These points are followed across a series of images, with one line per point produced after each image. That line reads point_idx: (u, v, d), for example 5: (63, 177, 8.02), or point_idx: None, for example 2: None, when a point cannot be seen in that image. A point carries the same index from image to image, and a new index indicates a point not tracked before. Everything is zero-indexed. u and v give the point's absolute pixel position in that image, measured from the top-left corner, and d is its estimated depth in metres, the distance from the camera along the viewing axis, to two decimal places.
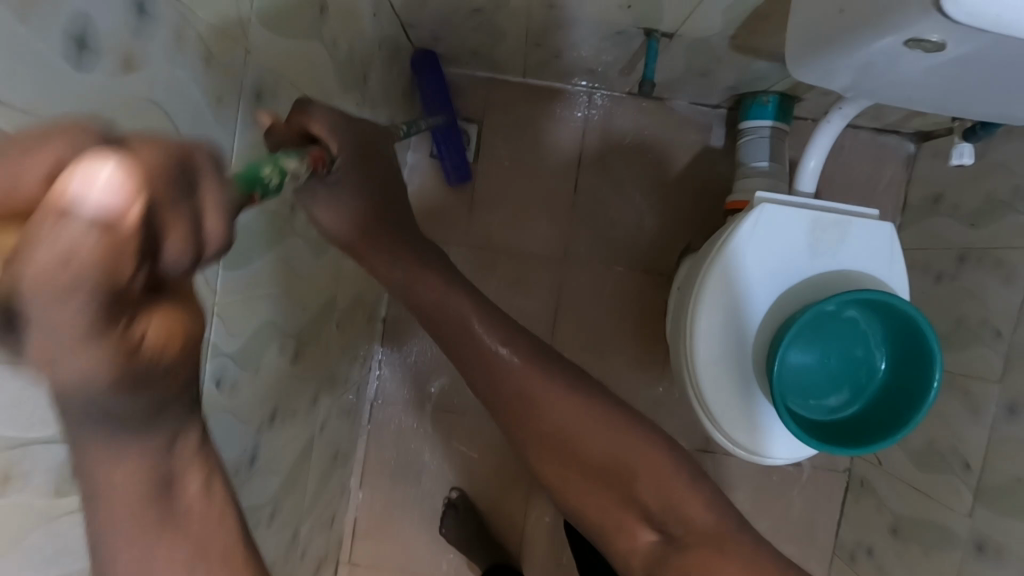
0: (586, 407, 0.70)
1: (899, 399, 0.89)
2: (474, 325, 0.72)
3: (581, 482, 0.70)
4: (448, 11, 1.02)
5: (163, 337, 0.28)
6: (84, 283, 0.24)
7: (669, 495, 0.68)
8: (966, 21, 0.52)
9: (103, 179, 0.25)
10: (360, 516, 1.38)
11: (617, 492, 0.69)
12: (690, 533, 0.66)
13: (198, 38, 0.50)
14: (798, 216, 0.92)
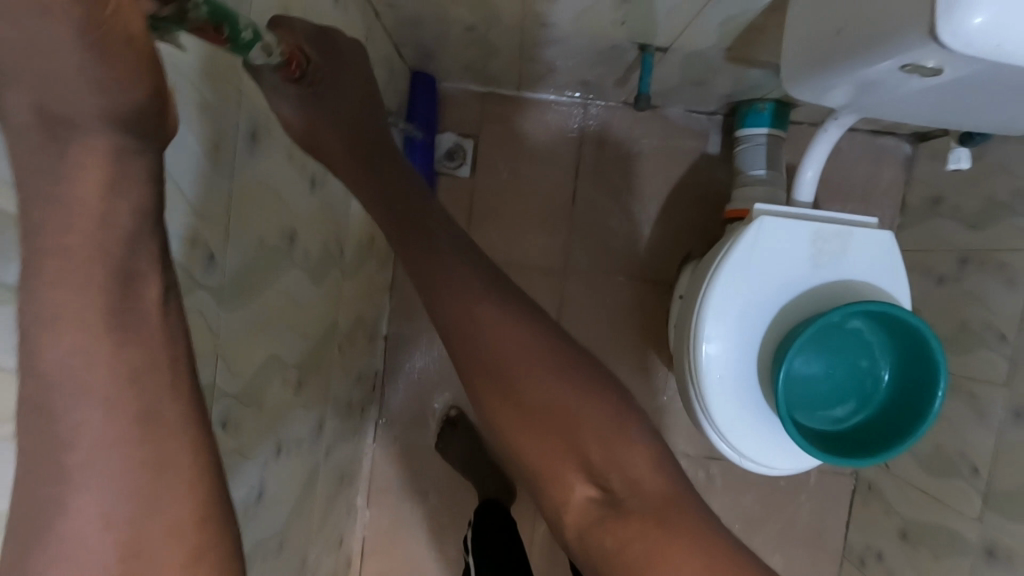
0: (549, 350, 0.59)
1: (905, 410, 0.89)
2: (434, 236, 0.63)
3: (522, 425, 0.58)
4: (442, 30, 1.02)
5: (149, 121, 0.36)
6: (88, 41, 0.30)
7: (616, 453, 0.58)
8: (965, 52, 0.52)
9: None
10: (368, 535, 1.37)
11: (564, 447, 0.58)
12: (635, 503, 0.57)
13: (193, 89, 0.49)
14: (798, 228, 0.92)
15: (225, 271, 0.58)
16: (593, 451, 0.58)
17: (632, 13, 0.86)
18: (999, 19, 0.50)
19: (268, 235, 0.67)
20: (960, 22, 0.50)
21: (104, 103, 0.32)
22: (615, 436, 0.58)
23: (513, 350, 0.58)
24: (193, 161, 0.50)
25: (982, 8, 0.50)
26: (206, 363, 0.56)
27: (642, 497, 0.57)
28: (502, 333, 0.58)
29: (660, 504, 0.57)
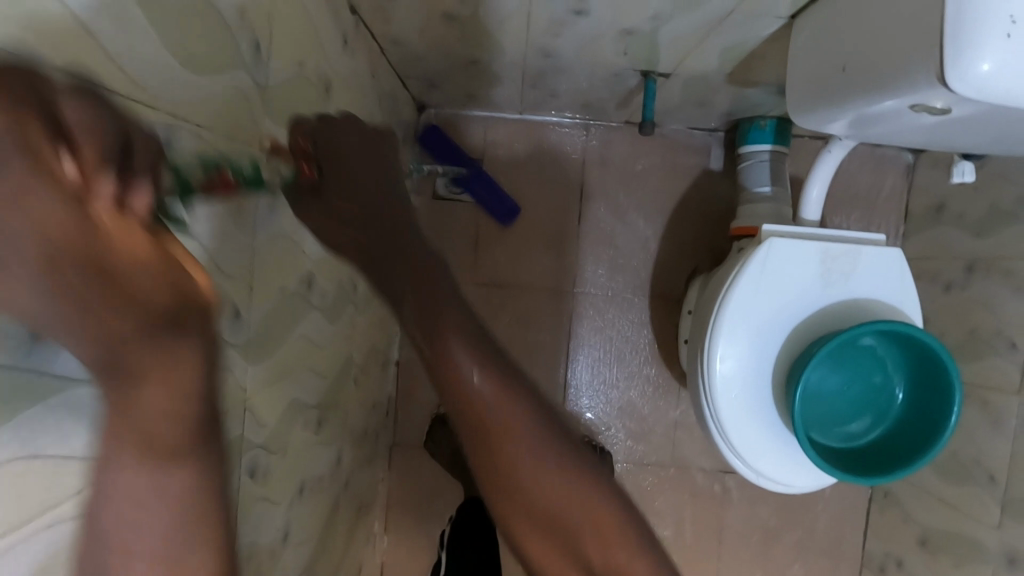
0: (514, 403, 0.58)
1: (921, 426, 0.89)
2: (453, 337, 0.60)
3: (528, 526, 0.58)
4: (445, 64, 1.03)
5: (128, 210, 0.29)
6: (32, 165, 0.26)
7: (612, 557, 0.58)
8: (973, 96, 0.53)
9: None
10: (387, 561, 1.37)
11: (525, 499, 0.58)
12: None
13: (217, 156, 0.49)
14: (808, 248, 0.93)
15: (249, 329, 0.59)
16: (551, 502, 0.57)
17: (636, 44, 0.86)
18: (1008, 65, 0.51)
19: (288, 284, 0.68)
20: (966, 68, 0.52)
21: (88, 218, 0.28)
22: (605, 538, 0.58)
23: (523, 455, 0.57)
24: (220, 228, 0.50)
25: (988, 55, 0.51)
26: (234, 417, 0.57)
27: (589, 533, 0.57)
28: (467, 376, 0.58)
29: None
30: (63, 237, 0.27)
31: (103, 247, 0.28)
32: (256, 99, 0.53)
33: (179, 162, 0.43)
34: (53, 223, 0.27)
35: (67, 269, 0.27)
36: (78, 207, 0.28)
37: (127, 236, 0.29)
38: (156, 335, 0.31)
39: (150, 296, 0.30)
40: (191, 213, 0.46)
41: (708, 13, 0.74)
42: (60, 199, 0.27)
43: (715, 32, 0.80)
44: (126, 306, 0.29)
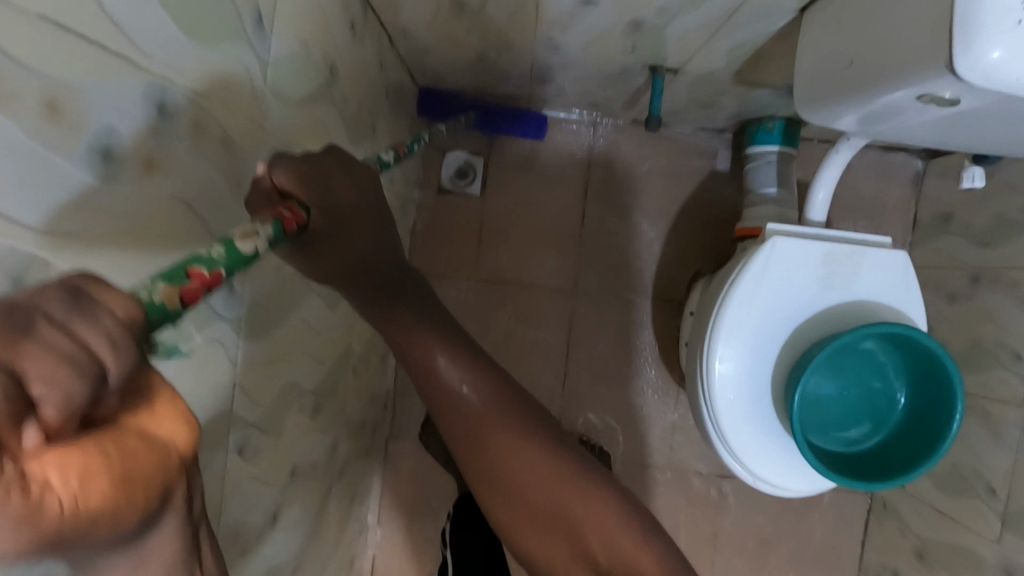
0: (535, 418, 0.65)
1: (923, 431, 0.88)
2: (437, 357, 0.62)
3: (528, 522, 0.62)
4: (452, 56, 1.03)
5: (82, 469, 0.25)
6: None
7: (602, 526, 0.61)
8: (981, 84, 0.53)
9: None
10: (379, 554, 1.36)
11: (554, 524, 0.61)
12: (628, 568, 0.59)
13: (217, 125, 0.48)
14: (810, 250, 0.92)
15: (242, 305, 0.58)
16: (578, 525, 0.61)
17: (644, 39, 0.86)
18: (1018, 53, 0.51)
19: (287, 264, 0.68)
20: (976, 58, 0.52)
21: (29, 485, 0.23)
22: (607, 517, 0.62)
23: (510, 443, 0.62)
24: (219, 197, 0.50)
25: (999, 43, 0.51)
26: (222, 394, 0.56)
27: (624, 563, 0.59)
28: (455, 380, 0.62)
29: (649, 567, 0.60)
30: (23, 536, 0.22)
31: (68, 513, 0.24)
32: (259, 73, 0.53)
33: (175, 125, 0.43)
34: (6, 535, 0.22)
35: (27, 552, 0.23)
36: (29, 489, 0.23)
37: (92, 486, 0.25)
38: (133, 539, 0.28)
39: (122, 518, 0.26)
40: (184, 178, 0.45)
41: (716, 8, 0.74)
42: (10, 501, 0.22)
43: (723, 28, 0.80)
44: (102, 542, 0.26)
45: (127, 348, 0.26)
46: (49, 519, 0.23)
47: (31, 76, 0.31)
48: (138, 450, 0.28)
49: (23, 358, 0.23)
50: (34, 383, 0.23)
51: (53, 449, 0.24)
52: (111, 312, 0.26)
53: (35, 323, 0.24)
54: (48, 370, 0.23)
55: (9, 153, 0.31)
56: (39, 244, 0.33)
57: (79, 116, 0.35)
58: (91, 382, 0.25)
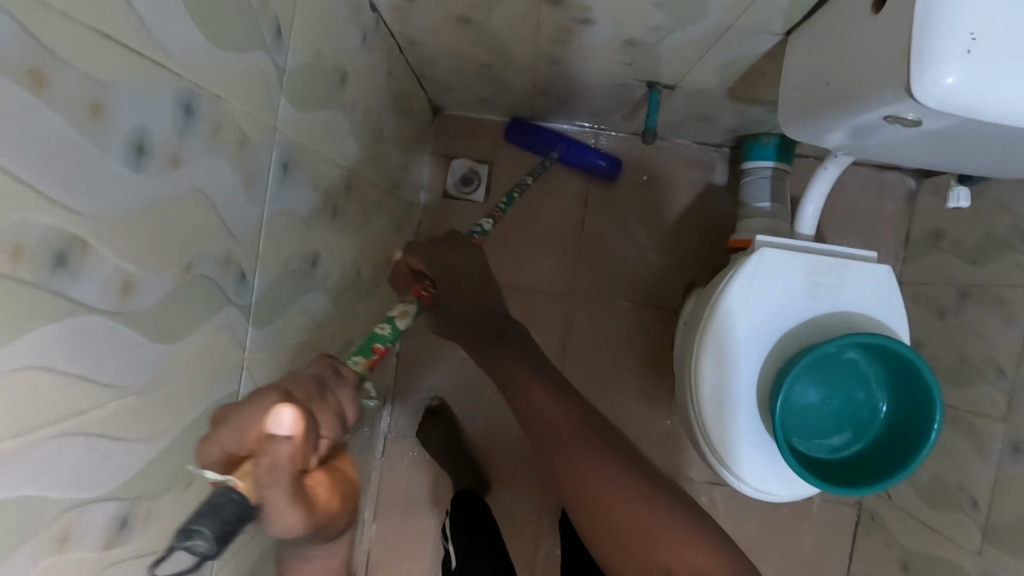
0: (594, 427, 0.79)
1: (903, 439, 0.91)
2: (513, 367, 0.88)
3: (581, 497, 0.74)
4: (460, 67, 1.08)
5: (326, 490, 0.41)
6: (288, 474, 0.37)
7: (635, 499, 0.72)
8: (936, 107, 0.57)
9: (285, 423, 0.38)
10: (373, 549, 1.39)
11: (602, 499, 0.72)
12: (653, 536, 0.69)
13: (233, 127, 0.52)
14: (796, 261, 0.95)
15: (252, 294, 0.61)
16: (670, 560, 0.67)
17: (640, 55, 0.90)
18: (968, 79, 0.55)
19: (294, 260, 0.71)
20: (932, 83, 0.56)
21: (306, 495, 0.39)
22: (639, 493, 0.73)
23: (565, 429, 0.78)
24: (232, 192, 0.54)
25: (952, 69, 0.55)
26: (230, 375, 0.58)
27: (651, 531, 0.69)
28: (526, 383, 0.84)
29: (661, 534, 0.69)
30: (303, 520, 0.39)
31: (321, 511, 0.40)
32: (275, 79, 0.57)
33: (198, 125, 0.47)
34: (296, 517, 0.38)
35: (299, 532, 0.39)
36: (311, 498, 0.39)
37: (332, 498, 0.41)
38: (328, 538, 0.43)
39: (339, 523, 0.42)
40: (203, 172, 0.49)
41: (707, 28, 0.78)
42: (300, 501, 0.38)
43: (715, 47, 0.83)
44: (328, 533, 0.42)
45: (355, 406, 0.48)
46: (315, 514, 0.39)
47: (82, 76, 0.35)
48: (346, 480, 0.43)
49: (318, 409, 0.44)
50: (321, 429, 0.43)
51: (317, 469, 0.41)
52: (350, 383, 0.49)
53: (326, 390, 0.46)
54: (328, 420, 0.44)
55: (59, 147, 0.34)
56: (77, 225, 0.36)
57: (117, 112, 0.38)
58: (341, 432, 0.45)
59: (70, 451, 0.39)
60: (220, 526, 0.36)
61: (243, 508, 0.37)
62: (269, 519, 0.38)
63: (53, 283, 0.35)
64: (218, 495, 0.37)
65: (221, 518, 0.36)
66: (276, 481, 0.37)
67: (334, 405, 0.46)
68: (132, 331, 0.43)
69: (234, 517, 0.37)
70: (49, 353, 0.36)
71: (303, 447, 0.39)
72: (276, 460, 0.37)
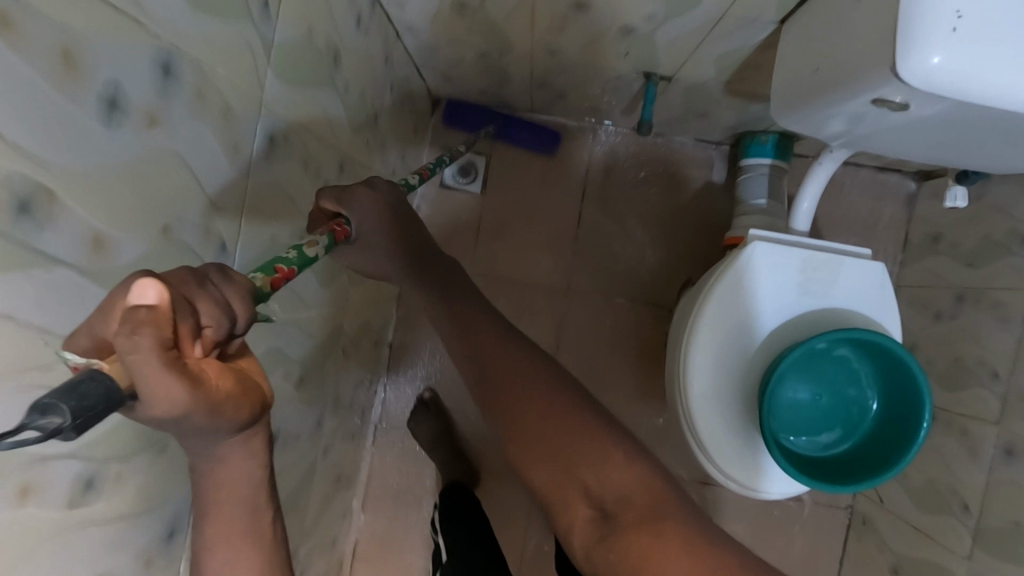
0: (555, 383, 0.72)
1: (892, 438, 0.90)
2: (466, 314, 0.82)
3: (537, 458, 0.68)
4: (457, 56, 1.08)
5: (215, 372, 0.36)
6: (156, 343, 0.31)
7: (604, 467, 0.66)
8: (921, 85, 0.58)
9: (148, 292, 0.33)
10: (360, 539, 1.39)
11: (562, 463, 0.67)
12: (627, 511, 0.63)
13: (216, 94, 0.52)
14: (788, 256, 0.95)
15: (234, 266, 0.61)
16: (589, 476, 0.66)
17: (636, 45, 0.90)
18: (951, 61, 0.55)
19: (280, 237, 0.71)
20: (917, 61, 0.56)
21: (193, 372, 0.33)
22: (615, 466, 0.66)
23: (522, 384, 0.71)
24: (214, 158, 0.54)
25: (937, 49, 0.55)
26: None
27: (626, 501, 0.64)
28: (479, 332, 0.79)
29: (645, 506, 0.63)
30: (192, 397, 0.33)
31: (213, 388, 0.35)
32: (261, 50, 0.58)
33: (178, 87, 0.47)
34: (179, 396, 0.32)
35: (189, 413, 0.33)
36: (195, 373, 0.34)
37: (224, 380, 0.36)
38: (238, 431, 0.39)
39: (240, 411, 0.37)
40: (183, 135, 0.49)
41: (701, 15, 0.78)
42: (183, 374, 0.32)
43: (710, 37, 0.83)
44: (228, 423, 0.37)
45: (250, 303, 0.41)
46: (206, 389, 0.34)
47: (52, 27, 0.35)
48: (244, 373, 0.39)
49: (195, 298, 0.37)
50: (201, 314, 0.37)
51: (201, 356, 0.36)
52: (238, 277, 0.43)
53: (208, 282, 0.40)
54: (210, 308, 0.37)
55: (26, 96, 0.34)
56: (43, 174, 0.36)
57: (90, 64, 0.38)
58: (229, 325, 0.39)
59: (31, 404, 0.39)
60: (82, 404, 0.29)
61: (110, 390, 0.30)
62: (141, 402, 0.32)
63: (17, 230, 0.35)
64: (83, 378, 0.30)
65: (80, 396, 0.29)
66: (141, 351, 0.31)
67: (218, 293, 0.39)
68: (101, 288, 0.43)
69: (100, 397, 0.29)
70: (11, 301, 0.36)
71: (170, 319, 0.33)
72: (139, 327, 0.31)
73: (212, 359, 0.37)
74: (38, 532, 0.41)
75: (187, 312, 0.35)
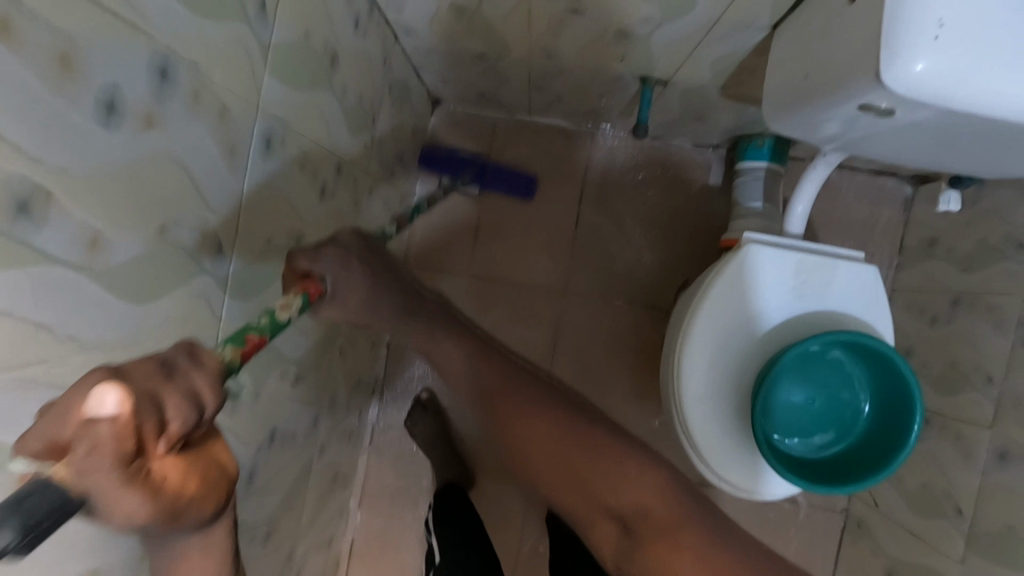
0: (555, 409, 0.85)
1: (885, 440, 0.90)
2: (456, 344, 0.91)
3: (557, 479, 0.81)
4: (456, 58, 1.09)
5: (176, 473, 0.38)
6: (112, 457, 0.34)
7: (618, 488, 0.78)
8: (906, 94, 0.59)
9: (108, 402, 0.35)
10: (357, 538, 1.39)
11: (579, 484, 0.79)
12: (649, 526, 0.76)
13: (213, 96, 0.53)
14: (782, 260, 0.95)
15: (231, 265, 0.62)
16: (608, 496, 0.78)
17: (632, 48, 0.90)
18: (938, 68, 0.56)
19: (276, 236, 0.71)
20: (901, 70, 0.57)
21: (150, 485, 0.36)
22: (630, 487, 0.78)
23: (527, 413, 0.84)
24: (211, 160, 0.54)
25: (922, 56, 0.56)
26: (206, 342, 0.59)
27: (647, 517, 0.76)
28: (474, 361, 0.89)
29: (663, 520, 0.76)
30: (145, 507, 0.36)
31: (172, 493, 0.37)
32: (258, 52, 0.58)
33: (176, 89, 0.48)
34: (130, 507, 0.35)
35: (142, 521, 0.36)
36: (154, 483, 0.36)
37: (187, 482, 0.38)
38: (203, 524, 0.43)
39: (198, 509, 0.40)
40: (180, 137, 0.50)
41: (696, 19, 0.78)
42: (136, 488, 0.35)
43: (705, 40, 0.84)
44: (189, 521, 0.40)
45: (221, 388, 0.43)
46: (163, 498, 0.37)
47: (50, 31, 0.36)
48: (211, 467, 0.41)
49: (164, 395, 0.38)
50: (168, 412, 0.38)
51: (166, 457, 0.38)
52: (211, 359, 0.44)
53: (177, 371, 0.41)
54: (178, 404, 0.39)
55: (24, 99, 0.35)
56: (41, 174, 0.37)
57: (87, 68, 0.39)
58: (198, 415, 0.40)
59: (28, 398, 0.40)
60: (30, 520, 0.30)
61: (64, 500, 0.32)
62: (99, 508, 0.35)
63: (15, 229, 0.36)
64: (34, 484, 0.31)
65: (27, 511, 0.30)
66: (99, 466, 0.33)
67: (187, 382, 0.41)
68: (98, 286, 0.44)
69: (49, 511, 0.31)
70: (9, 297, 0.37)
71: (131, 433, 0.35)
72: (95, 443, 0.33)
73: (176, 462, 0.38)
74: None
75: (152, 412, 0.37)
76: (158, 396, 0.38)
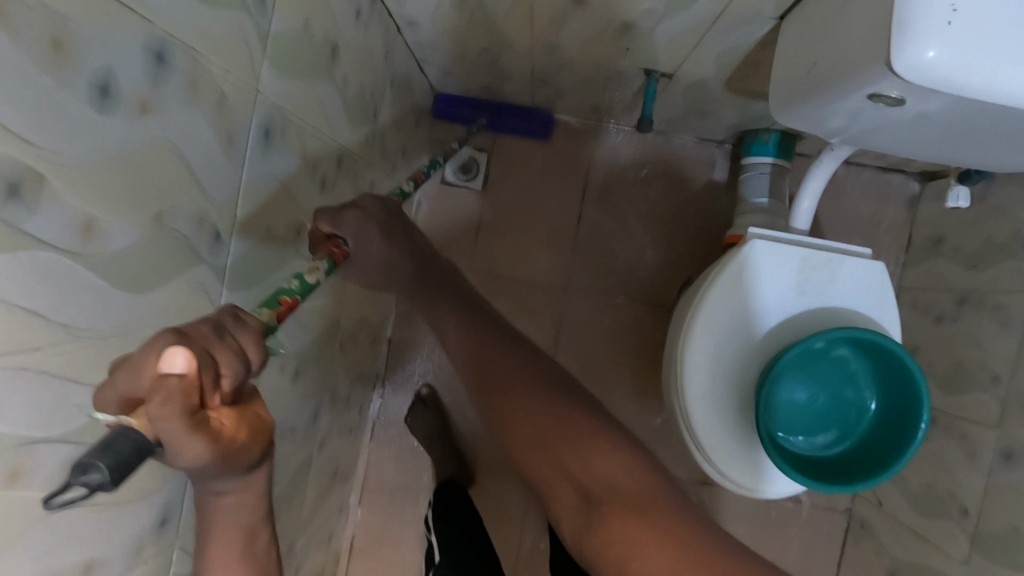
0: (541, 383, 0.80)
1: (890, 439, 0.89)
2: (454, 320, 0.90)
3: (535, 456, 0.75)
4: (458, 52, 1.08)
5: (231, 424, 0.41)
6: (180, 407, 0.37)
7: (591, 461, 0.72)
8: (916, 80, 0.57)
9: (177, 359, 0.38)
10: (357, 534, 1.39)
11: (553, 458, 0.74)
12: (615, 500, 0.68)
13: (211, 83, 0.52)
14: (786, 255, 0.94)
15: (228, 254, 0.61)
16: (580, 470, 0.72)
17: (636, 41, 0.89)
18: (948, 54, 0.55)
19: (276, 227, 0.71)
20: (911, 57, 0.56)
21: (208, 434, 0.39)
22: (602, 460, 0.71)
23: (519, 390, 0.79)
24: (208, 148, 0.54)
25: (932, 43, 0.55)
26: None
27: (614, 491, 0.69)
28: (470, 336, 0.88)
29: (633, 496, 0.68)
30: (209, 451, 0.39)
31: (229, 439, 0.41)
32: (257, 39, 0.58)
33: (172, 74, 0.47)
34: (196, 451, 0.39)
35: (204, 463, 0.40)
36: (213, 428, 0.40)
37: (239, 430, 0.42)
38: (246, 473, 0.45)
39: (251, 454, 0.43)
40: (175, 123, 0.49)
41: (701, 11, 0.77)
42: (199, 435, 0.38)
43: (710, 34, 0.83)
44: (239, 465, 0.43)
45: (264, 348, 0.46)
46: (221, 442, 0.40)
47: (42, 10, 0.35)
48: (257, 416, 0.44)
49: (216, 350, 0.42)
50: (220, 366, 0.42)
51: (221, 408, 0.41)
52: (250, 321, 0.47)
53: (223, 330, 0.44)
54: (228, 361, 0.42)
55: (16, 79, 0.35)
56: (32, 156, 0.36)
57: (80, 50, 0.38)
58: (244, 372, 0.44)
59: (22, 386, 0.39)
60: (117, 459, 0.34)
61: (141, 444, 0.35)
62: (168, 452, 0.38)
63: (8, 212, 0.36)
64: (117, 435, 0.35)
65: (114, 452, 0.34)
66: (169, 414, 0.37)
67: (234, 338, 0.44)
68: (93, 274, 0.43)
69: (132, 450, 0.35)
70: (1, 283, 0.36)
71: (196, 384, 0.38)
72: (168, 392, 0.37)
73: (230, 413, 0.41)
74: (29, 514, 0.42)
75: (208, 367, 0.40)
76: (212, 352, 0.41)
